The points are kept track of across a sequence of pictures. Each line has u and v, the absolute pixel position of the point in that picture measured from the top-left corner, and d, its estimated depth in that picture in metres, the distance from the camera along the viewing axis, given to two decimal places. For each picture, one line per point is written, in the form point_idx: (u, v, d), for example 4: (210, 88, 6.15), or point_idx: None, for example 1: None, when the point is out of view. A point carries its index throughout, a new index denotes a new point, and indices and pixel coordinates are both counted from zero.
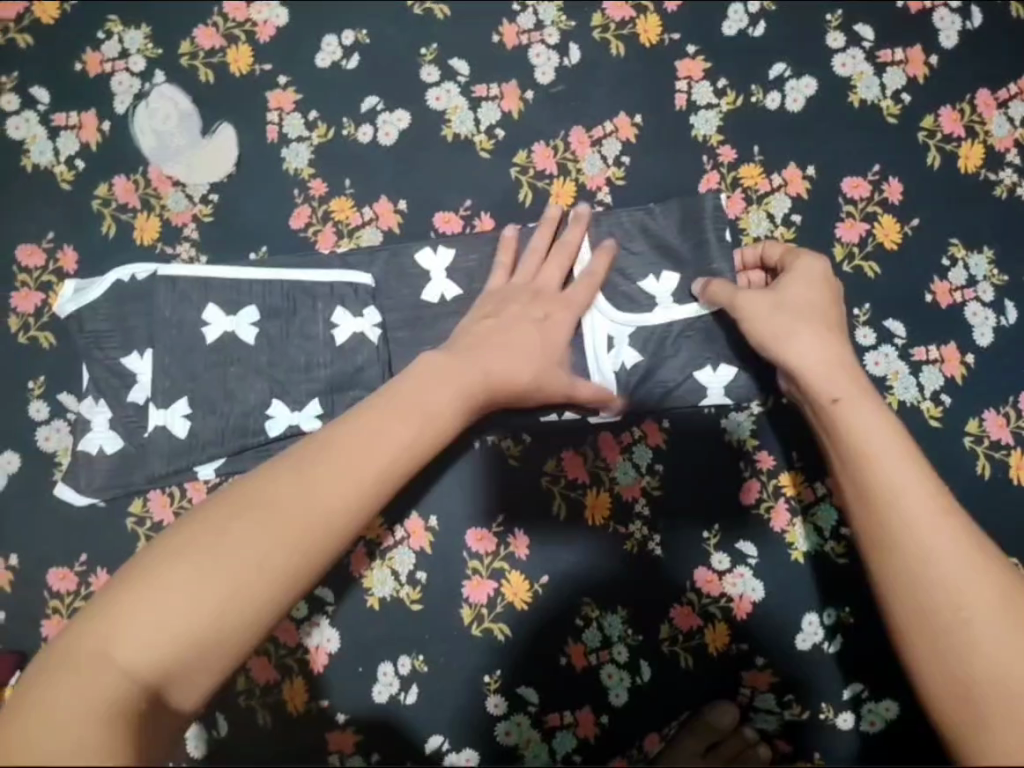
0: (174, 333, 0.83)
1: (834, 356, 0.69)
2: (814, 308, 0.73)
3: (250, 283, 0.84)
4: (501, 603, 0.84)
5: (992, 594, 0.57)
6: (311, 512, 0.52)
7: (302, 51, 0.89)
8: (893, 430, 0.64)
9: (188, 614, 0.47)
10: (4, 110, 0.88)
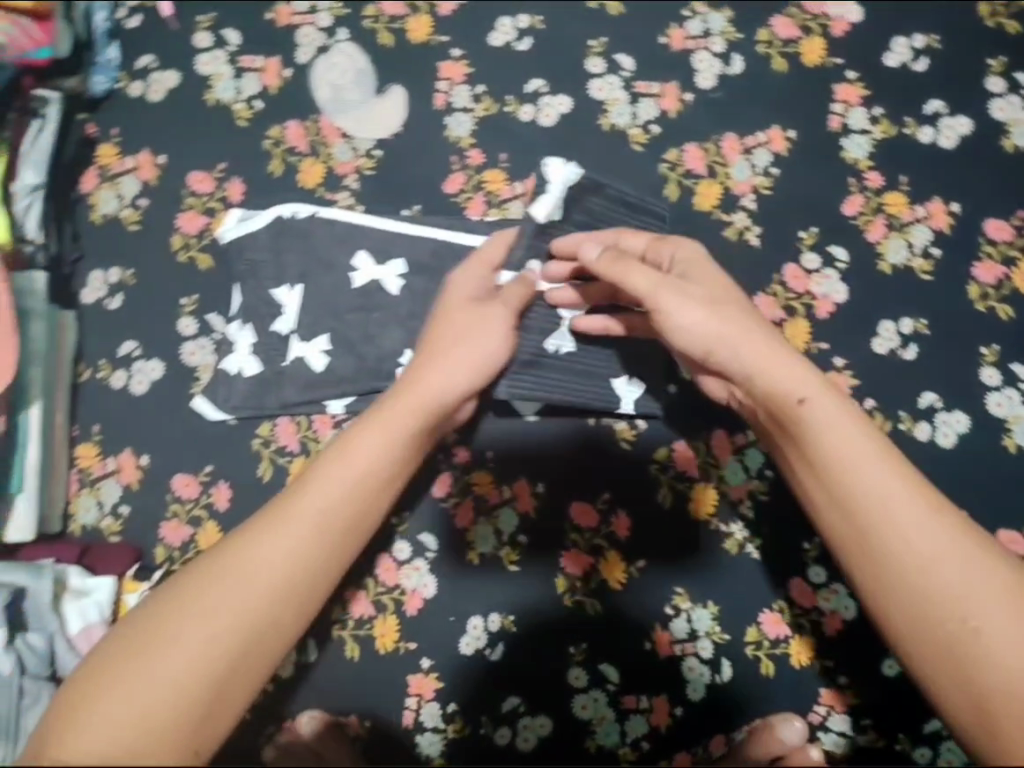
0: (326, 274, 0.87)
1: (789, 357, 0.63)
2: (724, 296, 0.68)
3: (404, 236, 0.88)
4: (596, 579, 0.87)
5: (990, 593, 0.56)
6: (283, 576, 0.54)
7: (478, 27, 0.93)
8: (866, 432, 0.60)
9: (156, 697, 0.47)
10: (196, 44, 0.93)
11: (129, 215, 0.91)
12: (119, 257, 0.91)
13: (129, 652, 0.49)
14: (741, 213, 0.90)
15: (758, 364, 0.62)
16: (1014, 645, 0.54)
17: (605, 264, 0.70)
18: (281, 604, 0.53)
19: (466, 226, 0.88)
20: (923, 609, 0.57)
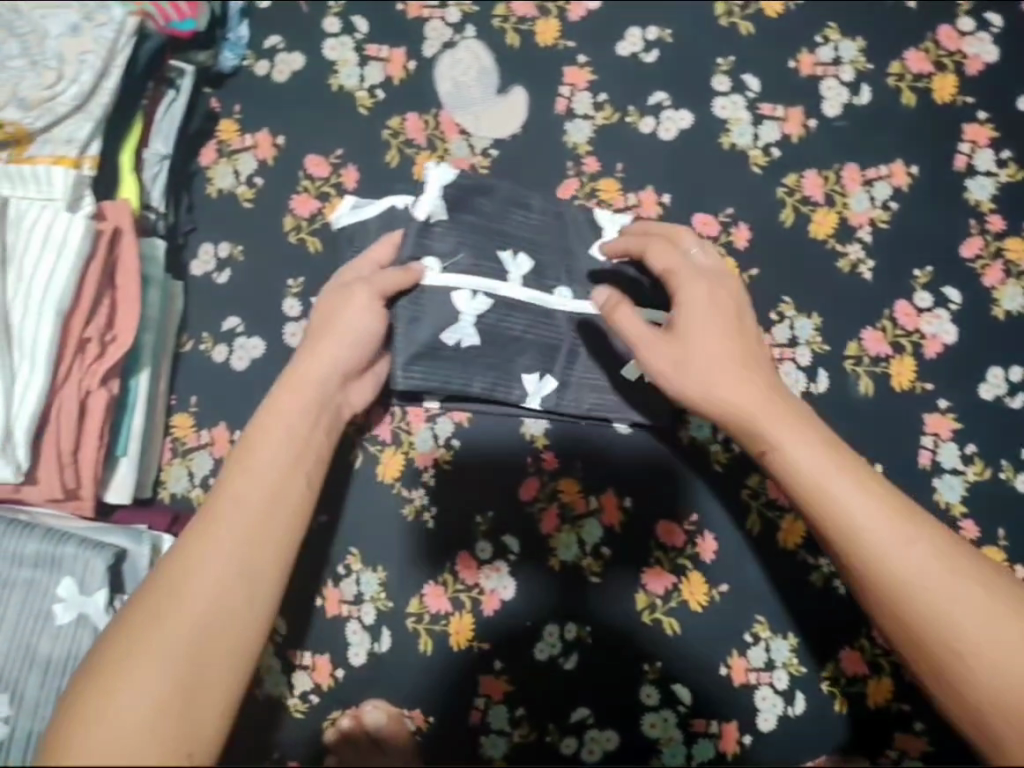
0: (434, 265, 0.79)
1: (748, 386, 0.66)
2: (709, 334, 0.69)
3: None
4: (677, 598, 0.87)
5: (968, 601, 0.58)
6: (229, 576, 0.56)
7: (606, 36, 0.93)
8: (832, 458, 0.63)
9: (134, 710, 0.49)
10: (325, 29, 0.94)
11: (244, 192, 0.91)
12: (229, 232, 0.91)
13: (96, 680, 0.51)
14: (857, 245, 0.90)
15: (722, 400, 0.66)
16: (993, 648, 0.57)
17: (608, 310, 0.73)
18: (246, 589, 0.56)
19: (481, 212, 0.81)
20: (914, 620, 0.59)
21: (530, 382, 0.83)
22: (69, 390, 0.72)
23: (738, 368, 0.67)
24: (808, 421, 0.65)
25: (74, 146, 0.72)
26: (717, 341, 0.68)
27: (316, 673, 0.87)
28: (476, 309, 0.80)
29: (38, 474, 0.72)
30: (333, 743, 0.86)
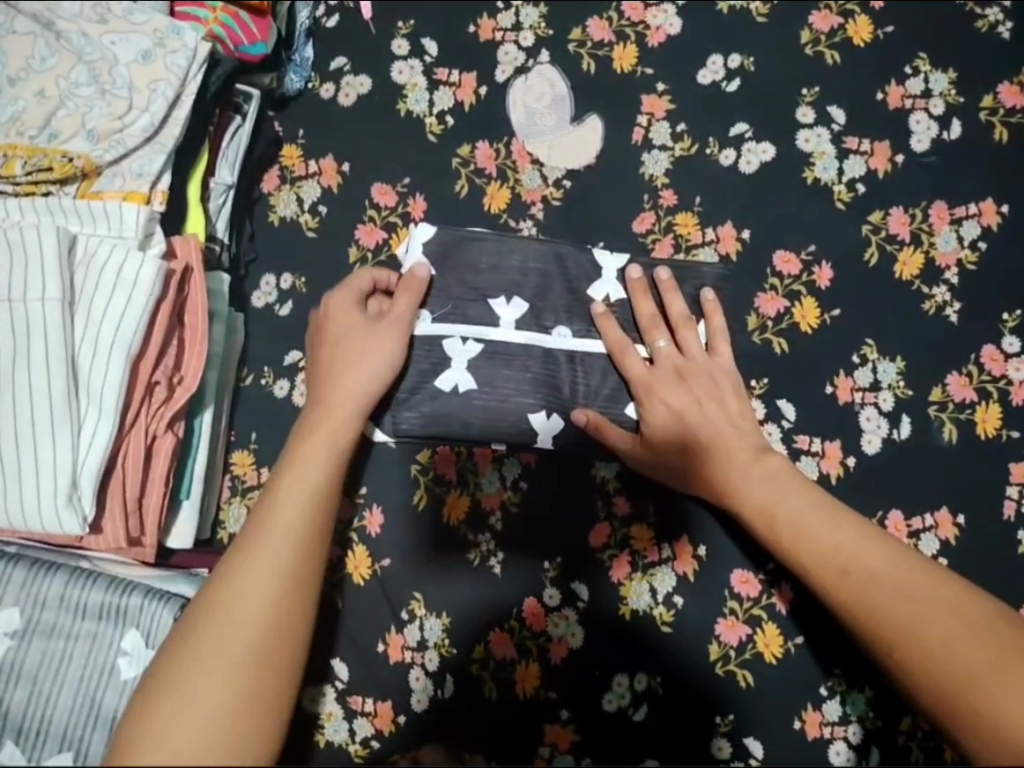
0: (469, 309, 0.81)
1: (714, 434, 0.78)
2: (678, 421, 0.78)
3: (591, 275, 0.83)
4: (751, 649, 0.84)
5: (918, 599, 0.66)
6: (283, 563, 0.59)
7: (687, 63, 0.90)
8: (795, 489, 0.75)
9: (196, 703, 0.49)
10: (394, 52, 0.91)
11: (308, 220, 0.89)
12: (291, 261, 0.88)
13: (156, 690, 0.51)
14: (944, 287, 0.86)
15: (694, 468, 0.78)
16: (942, 635, 0.64)
17: (593, 430, 0.79)
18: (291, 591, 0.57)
19: (487, 255, 0.82)
20: (869, 612, 0.67)
21: (537, 420, 0.80)
22: (136, 437, 0.69)
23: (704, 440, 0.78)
24: (768, 458, 0.77)
25: (145, 180, 0.70)
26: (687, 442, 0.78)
27: (377, 720, 0.85)
28: (467, 356, 0.81)
29: (102, 524, 0.69)
30: None
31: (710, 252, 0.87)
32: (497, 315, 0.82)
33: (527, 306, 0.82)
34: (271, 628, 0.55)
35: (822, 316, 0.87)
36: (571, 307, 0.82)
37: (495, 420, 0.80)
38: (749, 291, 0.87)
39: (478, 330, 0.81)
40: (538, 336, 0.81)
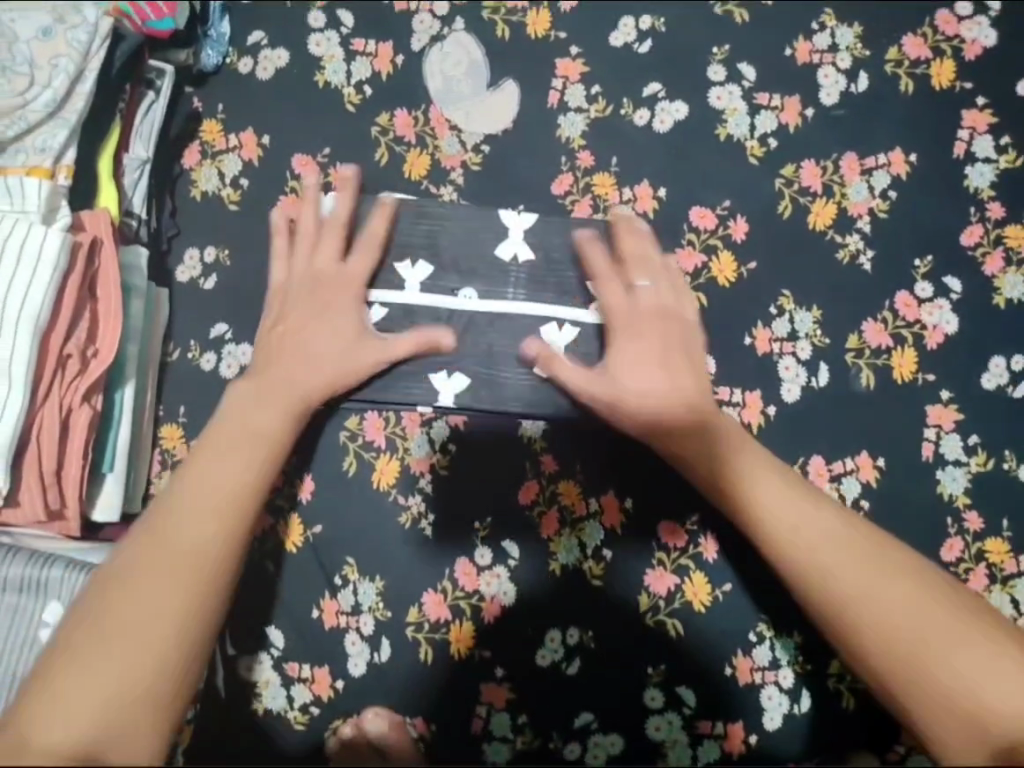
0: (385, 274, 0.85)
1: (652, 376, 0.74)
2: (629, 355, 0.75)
3: (498, 236, 0.86)
4: (680, 599, 0.85)
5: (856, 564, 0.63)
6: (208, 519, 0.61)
7: (599, 27, 0.92)
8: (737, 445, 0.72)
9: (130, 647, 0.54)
10: (310, 25, 0.93)
11: (229, 194, 0.91)
12: (215, 235, 0.90)
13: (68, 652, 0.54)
14: (857, 236, 0.88)
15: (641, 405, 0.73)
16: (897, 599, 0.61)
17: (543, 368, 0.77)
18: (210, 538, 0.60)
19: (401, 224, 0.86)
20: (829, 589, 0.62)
21: (438, 378, 0.83)
22: (50, 409, 0.69)
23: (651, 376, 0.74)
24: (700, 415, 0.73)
25: (48, 155, 0.70)
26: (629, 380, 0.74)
27: (315, 686, 0.85)
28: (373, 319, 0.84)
29: (20, 496, 0.69)
30: (334, 752, 0.84)
31: (627, 209, 0.89)
32: (403, 279, 0.85)
33: (433, 269, 0.85)
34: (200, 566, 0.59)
35: (739, 269, 0.88)
36: (483, 271, 0.86)
37: (405, 382, 0.83)
38: (666, 247, 0.88)
39: (385, 292, 0.84)
40: (445, 298, 0.85)
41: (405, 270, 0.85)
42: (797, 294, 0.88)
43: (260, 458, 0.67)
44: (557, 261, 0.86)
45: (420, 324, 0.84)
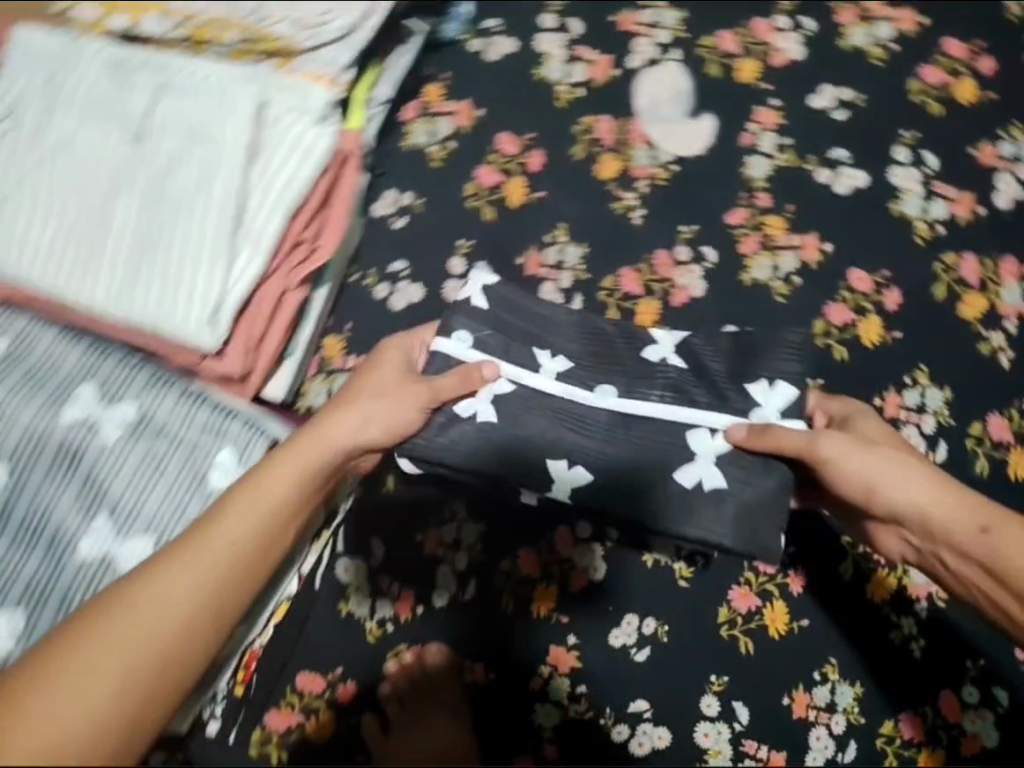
0: (518, 347, 0.76)
1: (911, 472, 0.72)
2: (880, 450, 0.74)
3: (646, 340, 0.77)
4: (757, 620, 0.89)
5: None
6: (214, 568, 0.61)
7: (803, 87, 1.00)
8: (1013, 526, 0.70)
9: (103, 678, 0.53)
10: (542, 24, 1.04)
11: (436, 151, 1.00)
12: (416, 184, 0.99)
13: (48, 659, 0.54)
14: (1001, 333, 0.93)
15: (926, 504, 0.72)
16: None
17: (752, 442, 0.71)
18: (213, 594, 0.60)
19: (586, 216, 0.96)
20: None
21: (556, 467, 0.72)
22: (274, 284, 0.78)
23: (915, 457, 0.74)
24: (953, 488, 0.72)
25: (334, 68, 0.81)
26: (880, 459, 0.73)
27: (399, 604, 0.92)
28: (494, 390, 0.74)
29: (227, 351, 0.78)
30: (393, 672, 0.92)
31: (791, 254, 0.96)
32: (538, 362, 0.75)
33: (572, 363, 0.76)
34: (199, 615, 0.59)
35: (885, 335, 0.94)
36: (627, 370, 0.75)
37: (515, 457, 0.72)
38: (820, 297, 0.95)
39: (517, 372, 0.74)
40: (580, 391, 0.74)
41: (543, 352, 0.76)
42: (932, 371, 0.93)
43: (293, 513, 0.67)
44: (714, 370, 0.75)
45: (547, 409, 0.73)
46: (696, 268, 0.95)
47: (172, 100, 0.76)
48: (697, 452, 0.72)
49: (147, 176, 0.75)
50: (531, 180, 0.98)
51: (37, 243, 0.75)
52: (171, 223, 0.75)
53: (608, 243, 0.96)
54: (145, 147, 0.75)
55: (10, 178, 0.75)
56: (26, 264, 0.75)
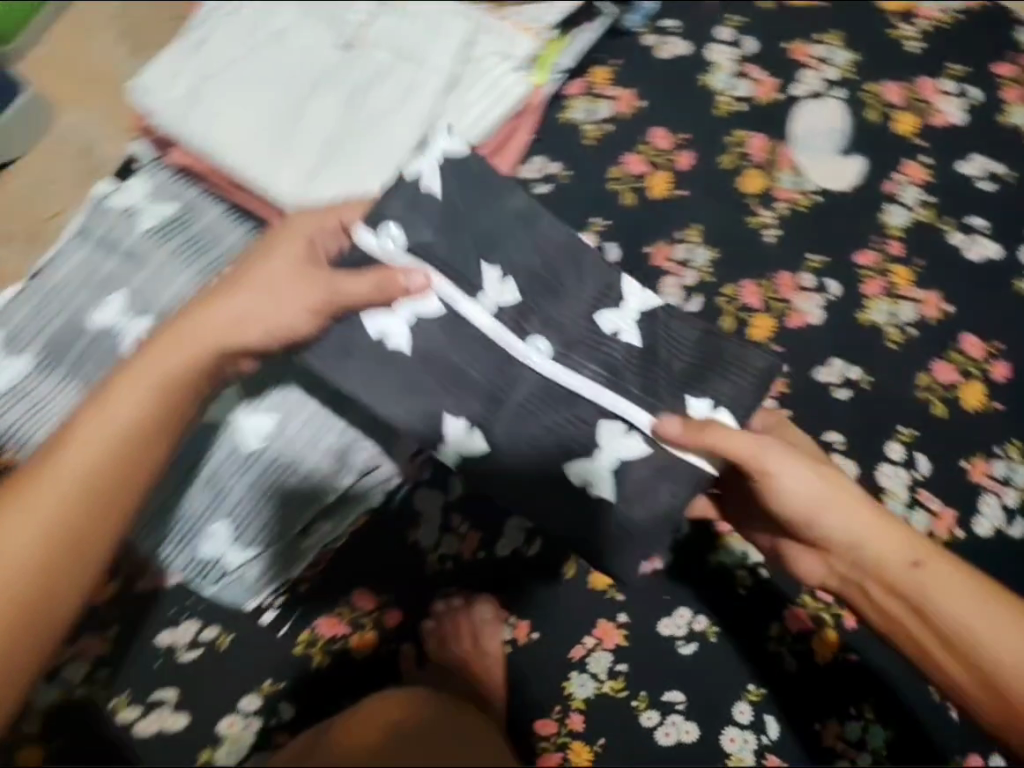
0: (461, 261, 0.68)
1: (859, 506, 0.71)
2: (824, 484, 0.71)
3: (612, 299, 0.72)
4: (804, 643, 0.91)
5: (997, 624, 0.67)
6: (78, 478, 0.63)
7: (956, 150, 1.01)
8: (883, 528, 0.70)
9: None
10: (717, 35, 1.00)
11: (590, 131, 0.97)
12: (565, 155, 0.96)
13: None
14: None
15: (851, 534, 0.70)
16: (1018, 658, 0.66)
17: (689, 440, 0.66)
18: (82, 499, 0.62)
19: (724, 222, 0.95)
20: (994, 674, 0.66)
21: (455, 427, 0.69)
22: None
23: (855, 490, 0.72)
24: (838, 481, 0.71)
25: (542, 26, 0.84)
26: (828, 497, 0.70)
27: (465, 544, 0.96)
28: (412, 313, 0.68)
29: None
30: (440, 610, 0.97)
31: (910, 305, 0.96)
32: (480, 283, 0.68)
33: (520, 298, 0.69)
34: (73, 521, 0.62)
35: (986, 403, 0.94)
36: (573, 335, 0.70)
37: (408, 385, 0.69)
38: (930, 352, 0.95)
39: (453, 291, 0.68)
40: (509, 334, 0.68)
41: (493, 275, 0.69)
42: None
43: (155, 376, 0.65)
44: (662, 362, 0.71)
45: (463, 344, 0.68)
46: (817, 296, 0.96)
47: (390, 21, 0.81)
48: (599, 443, 0.69)
49: (351, 84, 0.79)
50: (677, 177, 0.97)
51: (237, 120, 0.78)
52: (363, 129, 0.78)
53: (736, 252, 0.96)
54: (359, 55, 0.80)
55: (225, 57, 0.80)
56: (220, 137, 0.78)
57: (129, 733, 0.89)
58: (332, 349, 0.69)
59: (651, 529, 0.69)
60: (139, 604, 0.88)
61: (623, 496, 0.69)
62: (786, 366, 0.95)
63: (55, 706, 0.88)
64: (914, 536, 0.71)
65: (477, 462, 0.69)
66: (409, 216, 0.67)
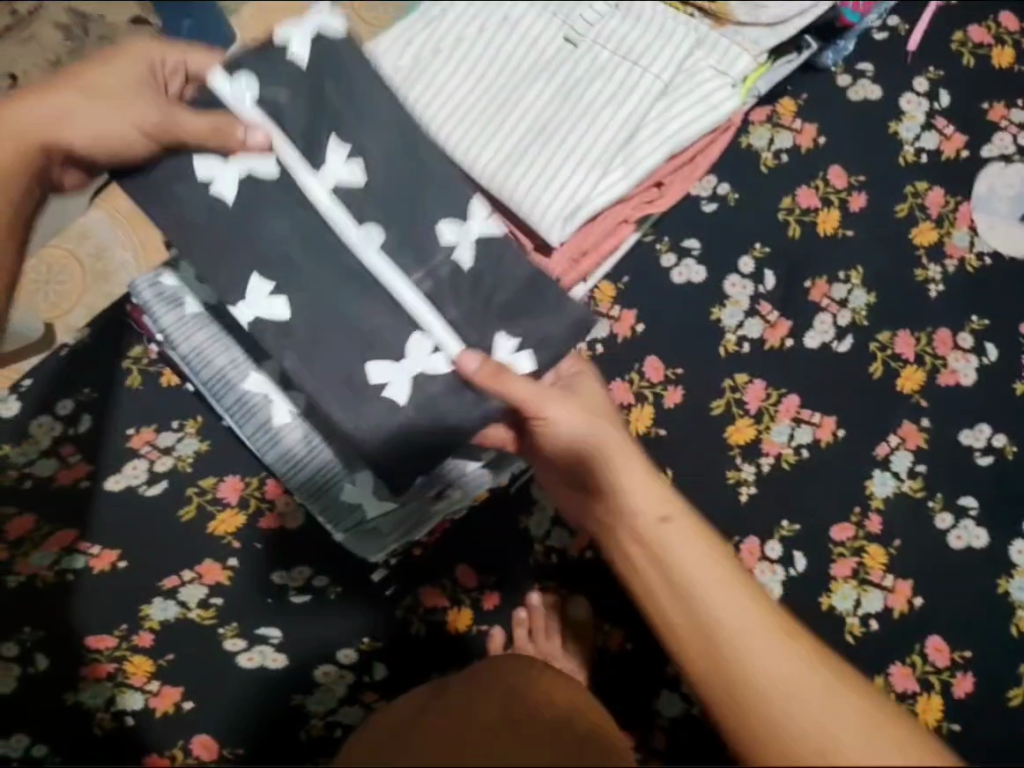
0: (314, 149, 0.75)
1: (662, 490, 0.65)
2: (628, 461, 0.66)
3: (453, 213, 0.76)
4: (910, 704, 0.87)
5: (801, 675, 0.55)
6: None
7: None
8: (699, 539, 0.62)
9: None
10: (912, 85, 0.98)
11: (767, 159, 0.98)
12: (737, 178, 0.98)
13: None
14: None
15: (614, 480, 0.65)
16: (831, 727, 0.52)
17: (488, 375, 0.70)
18: None
19: (886, 270, 0.95)
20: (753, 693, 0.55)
21: (258, 286, 0.74)
22: (618, 211, 0.86)
23: (655, 478, 0.66)
24: (656, 478, 0.66)
25: (758, 48, 0.86)
26: (622, 487, 0.65)
27: (574, 541, 0.96)
28: (243, 168, 0.73)
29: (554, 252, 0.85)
30: (535, 605, 0.94)
31: None
32: (322, 164, 0.75)
33: (358, 184, 0.75)
34: None
35: None
36: (408, 230, 0.75)
37: (233, 243, 0.73)
38: None
39: (298, 162, 0.75)
40: (345, 224, 0.74)
41: (338, 156, 0.74)
42: None
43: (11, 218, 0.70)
44: (484, 288, 0.76)
45: (287, 218, 0.74)
46: (974, 357, 0.93)
47: (616, 23, 0.86)
48: (404, 355, 0.75)
49: (565, 77, 0.85)
50: (846, 217, 0.96)
51: (453, 96, 0.85)
52: (572, 121, 0.84)
53: (895, 299, 0.94)
54: (578, 49, 0.85)
55: (454, 34, 0.87)
56: (435, 111, 0.86)
57: (233, 662, 0.91)
58: (146, 185, 0.73)
59: (436, 440, 0.75)
60: (264, 537, 0.93)
61: (410, 402, 0.74)
62: (929, 422, 0.93)
63: (168, 624, 0.91)
64: (721, 553, 0.62)
65: (274, 335, 0.74)
66: (262, 70, 0.74)
